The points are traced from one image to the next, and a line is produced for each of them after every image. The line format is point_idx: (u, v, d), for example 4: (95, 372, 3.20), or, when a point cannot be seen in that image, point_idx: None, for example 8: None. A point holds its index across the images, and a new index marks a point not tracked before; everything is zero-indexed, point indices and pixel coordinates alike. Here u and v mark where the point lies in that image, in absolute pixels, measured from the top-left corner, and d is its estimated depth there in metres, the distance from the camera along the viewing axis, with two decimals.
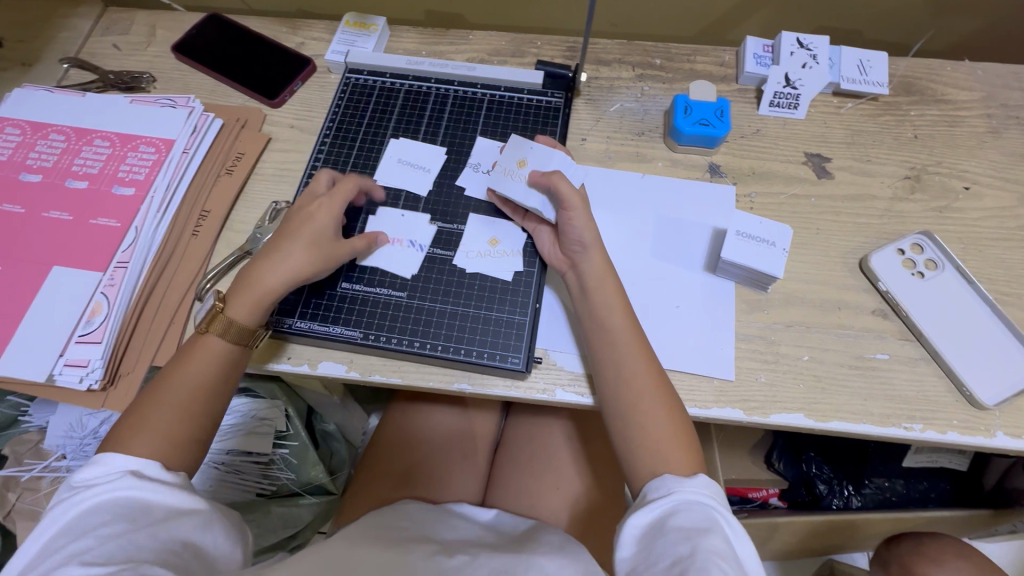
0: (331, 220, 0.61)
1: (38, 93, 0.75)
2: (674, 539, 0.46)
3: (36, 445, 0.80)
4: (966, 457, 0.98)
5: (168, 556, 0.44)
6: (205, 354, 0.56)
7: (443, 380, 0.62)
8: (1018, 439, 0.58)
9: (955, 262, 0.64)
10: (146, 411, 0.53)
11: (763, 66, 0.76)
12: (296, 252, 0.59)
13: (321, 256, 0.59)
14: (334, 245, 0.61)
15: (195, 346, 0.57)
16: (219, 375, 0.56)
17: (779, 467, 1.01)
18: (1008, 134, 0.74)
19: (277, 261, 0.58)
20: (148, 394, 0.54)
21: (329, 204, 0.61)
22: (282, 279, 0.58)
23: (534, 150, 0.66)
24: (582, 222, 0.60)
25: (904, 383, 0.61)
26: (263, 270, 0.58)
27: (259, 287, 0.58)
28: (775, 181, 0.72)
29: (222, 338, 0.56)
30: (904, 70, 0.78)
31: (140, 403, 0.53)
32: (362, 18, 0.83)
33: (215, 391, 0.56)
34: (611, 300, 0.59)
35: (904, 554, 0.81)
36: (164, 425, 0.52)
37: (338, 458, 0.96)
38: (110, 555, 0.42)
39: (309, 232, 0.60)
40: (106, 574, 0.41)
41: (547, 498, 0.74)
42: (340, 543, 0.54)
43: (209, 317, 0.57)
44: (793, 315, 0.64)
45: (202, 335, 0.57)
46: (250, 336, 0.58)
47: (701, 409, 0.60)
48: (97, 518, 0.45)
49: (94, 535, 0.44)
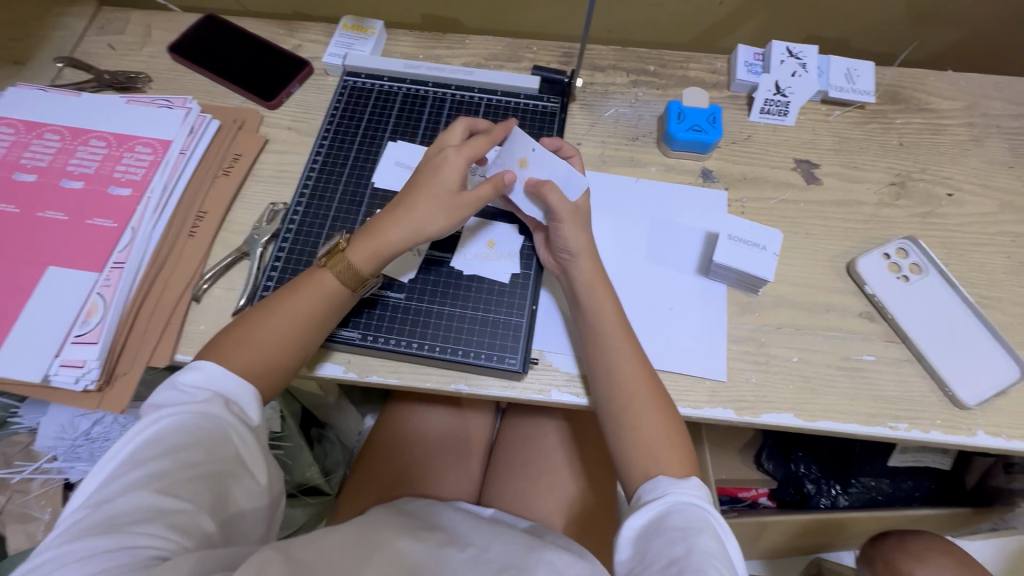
0: (457, 175, 0.59)
1: (32, 92, 0.75)
2: (670, 540, 0.47)
3: (26, 447, 0.78)
4: (949, 457, 1.01)
5: (219, 510, 0.46)
6: (320, 288, 0.58)
7: (440, 381, 0.63)
8: (998, 438, 0.60)
9: (938, 266, 0.66)
10: (255, 329, 0.56)
11: (753, 73, 0.78)
12: (423, 205, 0.58)
13: (445, 211, 0.58)
14: (460, 199, 0.58)
15: (314, 276, 0.59)
16: (327, 312, 0.58)
17: (769, 468, 1.03)
18: (989, 143, 0.76)
19: (404, 213, 0.58)
20: (261, 315, 0.57)
21: (456, 156, 0.60)
22: (405, 232, 0.58)
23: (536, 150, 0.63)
24: (572, 233, 0.61)
25: (889, 384, 0.63)
26: (390, 221, 0.58)
27: (383, 238, 0.58)
28: (765, 186, 0.73)
29: (339, 277, 0.58)
30: (889, 79, 0.80)
31: (252, 318, 0.57)
32: (359, 21, 0.83)
33: (317, 324, 0.57)
34: (602, 304, 0.60)
35: (890, 552, 0.82)
36: (263, 346, 0.55)
37: (332, 459, 0.95)
38: (177, 492, 0.45)
39: (436, 187, 0.59)
40: (167, 516, 0.43)
41: (543, 497, 0.75)
42: (350, 525, 0.53)
43: (332, 253, 0.59)
44: (782, 317, 0.66)
45: (321, 269, 0.59)
46: (362, 281, 0.59)
47: (693, 409, 0.62)
48: (178, 442, 0.47)
49: (171, 461, 0.46)
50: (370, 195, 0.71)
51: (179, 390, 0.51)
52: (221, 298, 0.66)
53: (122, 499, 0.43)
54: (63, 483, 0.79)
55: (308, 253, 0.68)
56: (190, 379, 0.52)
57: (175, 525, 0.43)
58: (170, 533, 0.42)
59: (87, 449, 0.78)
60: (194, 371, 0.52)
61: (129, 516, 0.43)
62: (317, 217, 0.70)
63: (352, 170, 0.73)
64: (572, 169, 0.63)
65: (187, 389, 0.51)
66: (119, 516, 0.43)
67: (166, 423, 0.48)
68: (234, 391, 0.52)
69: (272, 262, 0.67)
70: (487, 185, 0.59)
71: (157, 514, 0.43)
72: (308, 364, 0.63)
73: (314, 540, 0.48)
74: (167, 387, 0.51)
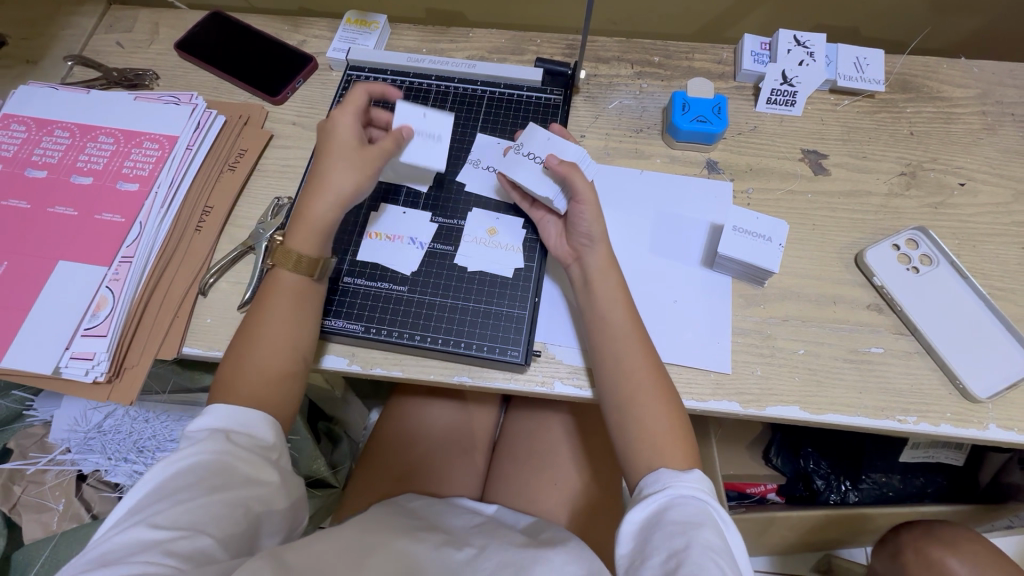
0: (353, 132, 0.63)
1: (44, 90, 0.76)
2: (669, 534, 0.47)
3: (41, 439, 0.80)
4: (963, 453, 0.98)
5: (223, 535, 0.46)
6: (279, 284, 0.59)
7: (443, 373, 0.63)
8: (1011, 431, 0.59)
9: (949, 257, 0.65)
10: (246, 351, 0.57)
11: (760, 63, 0.77)
12: (333, 169, 0.61)
13: (357, 167, 0.61)
14: (364, 152, 0.62)
15: (272, 283, 0.60)
16: (299, 308, 0.59)
17: (777, 463, 1.02)
18: (1003, 131, 0.75)
19: (323, 186, 0.61)
20: (242, 338, 0.58)
21: (341, 116, 0.63)
22: (330, 201, 0.61)
23: (550, 140, 0.66)
24: (591, 215, 0.61)
25: (898, 376, 0.62)
26: (313, 199, 0.61)
27: (314, 214, 0.60)
28: (772, 177, 0.72)
29: (291, 267, 0.59)
30: (900, 67, 0.78)
31: (237, 346, 0.57)
32: (363, 16, 0.84)
33: (297, 317, 0.59)
34: (612, 292, 0.60)
35: (918, 539, 0.81)
36: (264, 360, 0.56)
37: (339, 453, 0.97)
38: (176, 522, 0.45)
39: (337, 149, 0.62)
40: (164, 544, 0.43)
41: (548, 492, 0.74)
42: (348, 528, 0.55)
43: (274, 252, 0.60)
44: (789, 310, 0.65)
45: (275, 271, 0.60)
46: (316, 265, 0.60)
47: (698, 401, 0.61)
48: (180, 477, 0.48)
49: (172, 497, 0.46)
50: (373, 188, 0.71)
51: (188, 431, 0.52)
52: (227, 292, 0.67)
53: (122, 535, 0.43)
54: (78, 474, 0.81)
55: None
56: (201, 416, 0.52)
57: (171, 552, 0.42)
58: (165, 560, 0.42)
59: (100, 441, 0.80)
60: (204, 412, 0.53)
61: (125, 550, 0.42)
62: None
63: None
64: (582, 151, 0.65)
65: (195, 428, 0.52)
66: (116, 551, 0.42)
67: (168, 462, 0.49)
68: (238, 423, 0.52)
69: None
70: (386, 138, 0.63)
71: (154, 544, 0.43)
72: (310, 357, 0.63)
73: (314, 544, 0.48)
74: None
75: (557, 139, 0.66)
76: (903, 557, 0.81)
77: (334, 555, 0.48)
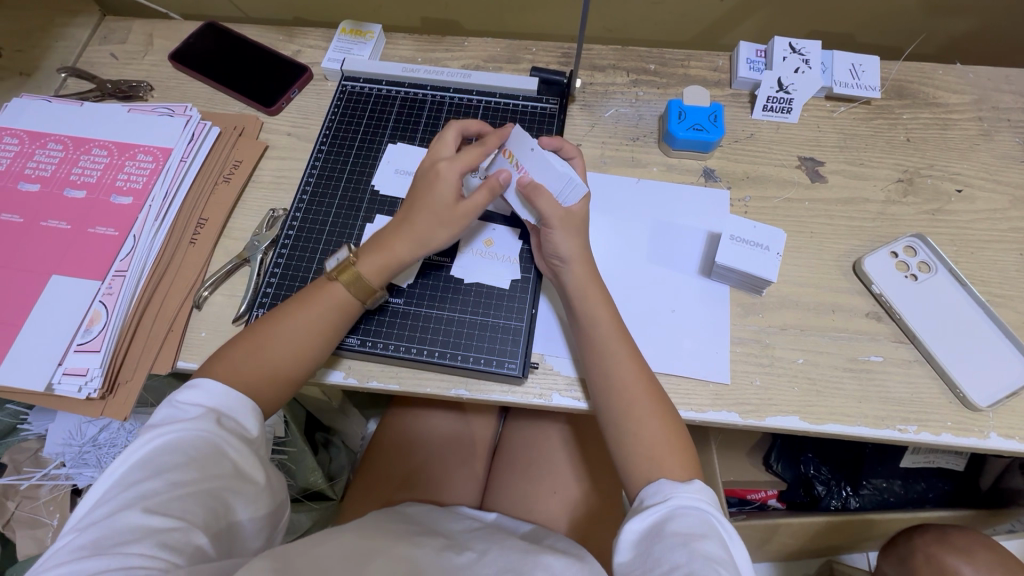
0: (453, 186, 0.59)
1: (37, 102, 0.76)
2: (670, 545, 0.47)
3: (35, 453, 0.79)
4: (962, 458, 0.99)
5: (212, 525, 0.46)
6: (329, 299, 0.58)
7: (440, 386, 0.62)
8: (1011, 440, 0.59)
9: (947, 264, 0.65)
10: (263, 343, 0.56)
11: (756, 70, 0.77)
12: (424, 221, 0.59)
13: (447, 224, 0.59)
14: (458, 208, 0.59)
15: (322, 288, 0.59)
16: (335, 323, 0.58)
17: (778, 468, 1.00)
18: (999, 137, 0.75)
19: (410, 230, 0.59)
20: (271, 321, 0.57)
21: (448, 166, 0.60)
22: (412, 246, 0.59)
23: (532, 151, 0.60)
24: (562, 239, 0.60)
25: (898, 385, 0.61)
26: (395, 235, 0.59)
27: (392, 252, 0.59)
28: (769, 184, 0.72)
29: (347, 289, 0.59)
30: (896, 73, 0.78)
31: (254, 334, 0.57)
32: (358, 25, 0.83)
33: (332, 334, 0.58)
34: (593, 307, 0.59)
35: (929, 544, 0.80)
36: (273, 359, 0.56)
37: (337, 463, 0.96)
38: (169, 511, 0.44)
39: (436, 200, 0.59)
40: (158, 534, 0.42)
41: (547, 500, 0.74)
42: (347, 532, 0.54)
43: (341, 266, 0.59)
44: (787, 318, 0.65)
45: (331, 281, 0.59)
46: (371, 294, 0.60)
47: (696, 412, 0.61)
48: (171, 459, 0.47)
49: (163, 479, 0.46)
50: (369, 199, 0.71)
51: (177, 407, 0.50)
52: (222, 305, 0.66)
53: (114, 518, 0.43)
54: (72, 487, 0.80)
55: (307, 259, 0.68)
56: (190, 391, 0.52)
57: (166, 544, 0.42)
58: (161, 552, 0.41)
59: (95, 455, 0.78)
60: (192, 389, 0.52)
61: (120, 536, 0.42)
62: (315, 223, 0.70)
63: (351, 174, 0.73)
64: (569, 172, 0.59)
65: (184, 404, 0.51)
66: (109, 537, 0.42)
67: (158, 441, 0.48)
68: (229, 406, 0.51)
69: (272, 268, 0.67)
70: (483, 190, 0.59)
71: (149, 532, 0.42)
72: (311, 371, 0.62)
73: (314, 548, 0.48)
74: (163, 407, 0.51)
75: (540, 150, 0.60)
76: (913, 560, 0.81)
77: (336, 557, 0.47)
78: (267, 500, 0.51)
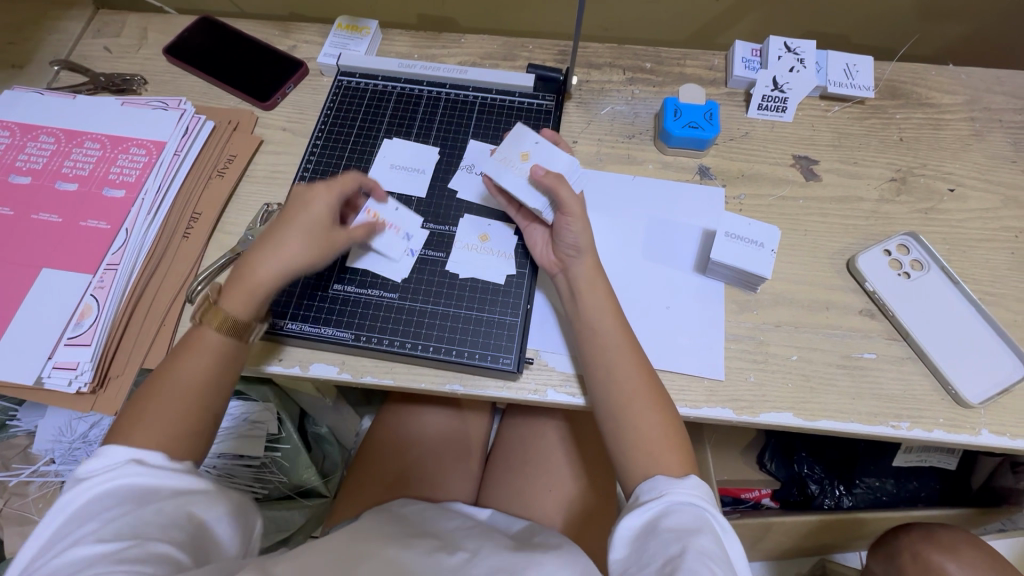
0: (327, 210, 0.60)
1: (29, 94, 0.75)
2: (665, 540, 0.47)
3: (24, 450, 0.78)
4: (955, 457, 0.98)
5: (176, 535, 0.44)
6: (204, 346, 0.55)
7: (434, 382, 0.62)
8: (1003, 437, 0.59)
9: (940, 262, 0.65)
10: (143, 413, 0.51)
11: (751, 69, 0.77)
12: (293, 241, 0.58)
13: (315, 247, 0.59)
14: (330, 236, 0.60)
15: (192, 340, 0.55)
16: (218, 368, 0.55)
17: (771, 468, 1.01)
18: (991, 137, 0.75)
19: (276, 251, 0.58)
20: (142, 395, 0.53)
21: (323, 191, 0.61)
22: (277, 270, 0.57)
23: (538, 146, 0.66)
24: (578, 227, 0.60)
25: (891, 382, 0.62)
26: (261, 260, 0.57)
27: (256, 278, 0.57)
28: (764, 182, 0.73)
29: (217, 330, 0.55)
30: (890, 74, 0.79)
31: (135, 401, 0.52)
32: (354, 20, 0.83)
33: (219, 380, 0.55)
34: (599, 301, 0.59)
35: (916, 543, 0.80)
36: (164, 415, 0.51)
37: (331, 461, 0.96)
38: (120, 536, 0.43)
39: (305, 222, 0.59)
40: (115, 556, 0.41)
41: (541, 498, 0.74)
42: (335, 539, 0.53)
43: (205, 311, 0.55)
44: (782, 315, 0.65)
45: (200, 330, 0.55)
46: (246, 328, 0.56)
47: (691, 408, 0.61)
48: (106, 501, 0.45)
49: (101, 518, 0.44)
50: None
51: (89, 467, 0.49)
52: None
53: (63, 558, 0.41)
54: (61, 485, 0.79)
55: None
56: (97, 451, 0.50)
57: (122, 559, 0.41)
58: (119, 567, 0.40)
59: (85, 451, 0.77)
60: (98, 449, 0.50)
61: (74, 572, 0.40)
62: None
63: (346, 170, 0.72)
64: (573, 164, 0.65)
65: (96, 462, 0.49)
66: None
67: (87, 491, 0.46)
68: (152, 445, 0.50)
69: None
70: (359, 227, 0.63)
71: (101, 557, 0.41)
72: (303, 365, 0.62)
73: (299, 557, 0.47)
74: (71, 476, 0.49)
75: (545, 145, 0.66)
76: (900, 558, 0.81)
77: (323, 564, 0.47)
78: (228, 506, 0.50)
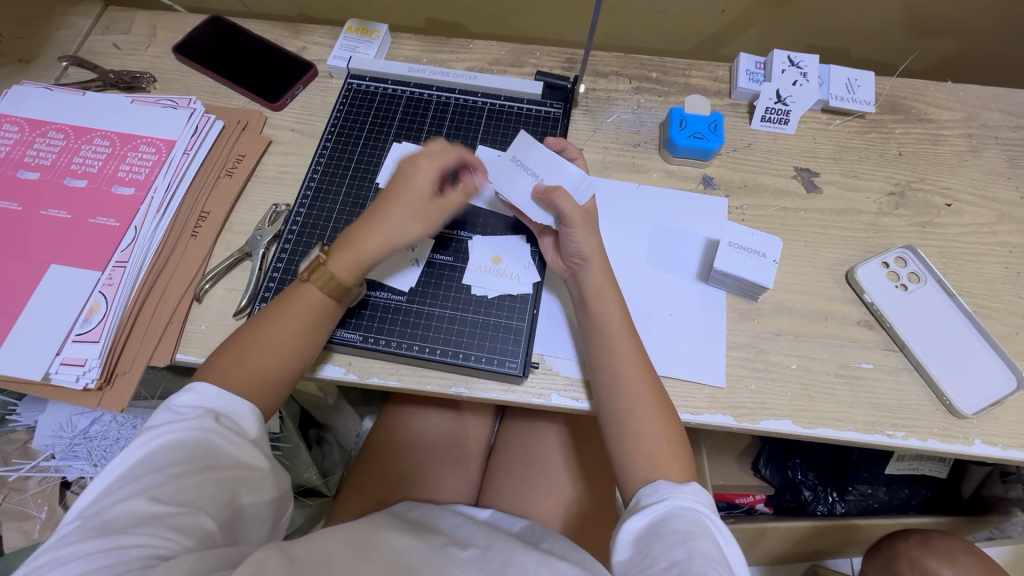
0: (430, 184, 0.61)
1: (39, 90, 0.75)
2: (669, 544, 0.48)
3: (24, 444, 0.78)
4: (946, 465, 0.98)
5: (221, 511, 0.48)
6: (305, 303, 0.58)
7: (440, 384, 0.63)
8: (995, 447, 0.61)
9: (936, 275, 0.67)
10: (248, 349, 0.56)
11: (755, 81, 0.78)
12: (399, 216, 0.60)
13: (422, 220, 0.60)
14: (432, 205, 0.61)
15: (296, 293, 0.59)
16: (315, 325, 0.58)
17: (766, 473, 1.04)
18: (987, 154, 0.77)
19: (381, 224, 0.60)
20: (248, 334, 0.57)
21: (425, 164, 0.61)
22: (383, 241, 0.60)
23: (541, 154, 0.65)
24: (583, 238, 0.61)
25: (888, 392, 0.63)
26: (366, 231, 0.60)
27: (364, 250, 0.59)
28: (766, 194, 0.74)
29: (320, 288, 0.59)
30: (890, 89, 0.81)
31: (242, 337, 0.57)
32: (364, 24, 0.84)
33: (307, 340, 0.58)
34: (609, 306, 0.60)
35: (913, 549, 0.82)
36: (259, 362, 0.56)
37: (329, 461, 0.96)
38: (174, 499, 0.46)
39: (408, 197, 0.60)
40: (167, 519, 0.45)
41: (541, 500, 0.75)
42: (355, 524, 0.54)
43: (312, 266, 0.59)
44: (782, 324, 0.66)
45: (304, 283, 0.59)
46: (346, 291, 0.59)
47: (693, 414, 0.62)
48: (172, 454, 0.48)
49: (165, 472, 0.47)
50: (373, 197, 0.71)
51: (174, 410, 0.51)
52: (222, 299, 0.66)
53: (124, 506, 0.45)
54: (62, 480, 0.79)
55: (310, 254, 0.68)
56: (187, 393, 0.52)
57: (174, 527, 0.44)
58: (168, 535, 0.44)
59: (85, 448, 0.77)
60: (187, 392, 0.52)
61: (128, 520, 0.44)
62: (319, 220, 0.70)
63: (355, 173, 0.73)
64: (579, 174, 0.64)
65: (180, 408, 0.51)
66: (119, 520, 0.44)
67: (162, 436, 0.49)
68: (229, 408, 0.52)
69: (274, 263, 0.67)
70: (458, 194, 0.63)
71: (155, 518, 0.45)
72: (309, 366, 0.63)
73: (316, 540, 0.49)
74: (161, 408, 0.52)
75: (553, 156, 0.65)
76: (897, 564, 0.83)
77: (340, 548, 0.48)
78: (273, 486, 0.53)
